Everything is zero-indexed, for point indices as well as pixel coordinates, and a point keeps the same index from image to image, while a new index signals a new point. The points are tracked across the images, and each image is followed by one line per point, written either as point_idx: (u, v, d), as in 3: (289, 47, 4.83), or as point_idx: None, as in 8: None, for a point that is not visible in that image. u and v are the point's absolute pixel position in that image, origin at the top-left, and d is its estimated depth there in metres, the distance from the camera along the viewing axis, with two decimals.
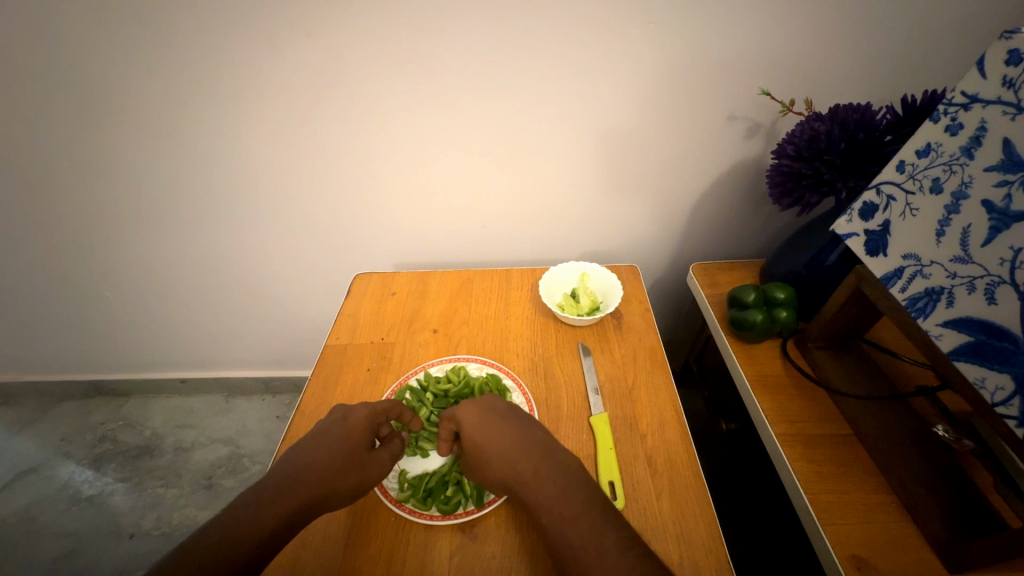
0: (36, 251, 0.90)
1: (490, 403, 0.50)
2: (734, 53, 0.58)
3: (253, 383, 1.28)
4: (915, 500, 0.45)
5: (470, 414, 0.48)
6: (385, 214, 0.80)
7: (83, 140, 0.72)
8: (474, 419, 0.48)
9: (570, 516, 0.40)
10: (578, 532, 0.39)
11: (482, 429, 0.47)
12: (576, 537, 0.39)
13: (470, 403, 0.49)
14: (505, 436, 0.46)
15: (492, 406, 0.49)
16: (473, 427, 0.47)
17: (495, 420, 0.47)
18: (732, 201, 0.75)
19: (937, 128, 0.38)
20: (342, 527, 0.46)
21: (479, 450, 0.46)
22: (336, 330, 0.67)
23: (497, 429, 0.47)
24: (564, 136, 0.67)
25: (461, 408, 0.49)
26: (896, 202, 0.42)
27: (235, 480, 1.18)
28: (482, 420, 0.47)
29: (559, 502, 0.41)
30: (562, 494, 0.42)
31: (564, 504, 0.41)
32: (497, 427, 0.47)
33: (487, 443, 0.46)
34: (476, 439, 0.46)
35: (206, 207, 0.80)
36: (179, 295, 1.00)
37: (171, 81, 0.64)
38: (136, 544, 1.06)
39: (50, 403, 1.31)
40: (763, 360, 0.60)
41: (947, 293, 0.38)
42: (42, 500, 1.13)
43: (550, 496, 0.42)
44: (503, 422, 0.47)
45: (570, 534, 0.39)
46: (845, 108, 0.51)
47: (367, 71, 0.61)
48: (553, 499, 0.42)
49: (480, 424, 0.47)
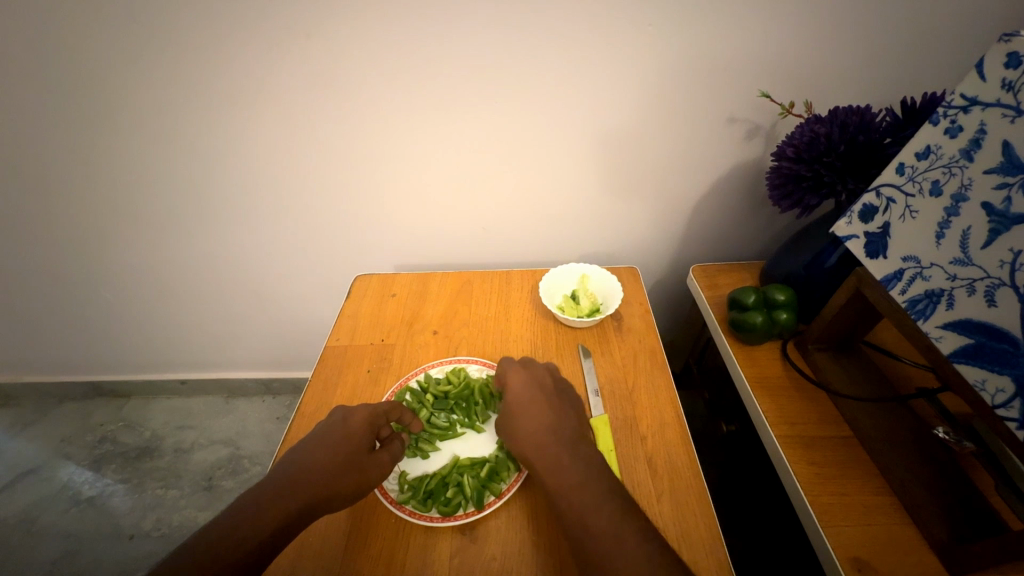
0: (36, 252, 0.90)
1: (538, 380, 0.52)
2: (734, 55, 0.58)
3: (252, 385, 1.28)
4: (916, 502, 0.45)
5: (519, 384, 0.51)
6: (385, 216, 0.80)
7: (84, 142, 0.72)
8: (520, 384, 0.51)
9: (587, 505, 0.40)
10: (596, 521, 0.39)
11: (524, 395, 0.50)
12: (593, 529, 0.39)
13: (523, 367, 0.53)
14: (541, 405, 0.49)
15: (541, 377, 0.53)
16: (519, 396, 0.50)
17: (539, 391, 0.50)
18: (732, 203, 0.75)
19: (936, 131, 0.38)
20: (342, 529, 0.46)
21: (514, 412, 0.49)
22: (336, 332, 0.67)
23: (535, 405, 0.49)
24: (564, 138, 0.67)
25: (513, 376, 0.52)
26: (896, 204, 0.42)
27: (235, 481, 1.18)
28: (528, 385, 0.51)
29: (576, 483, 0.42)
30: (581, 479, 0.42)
31: (582, 489, 0.41)
32: (537, 396, 0.50)
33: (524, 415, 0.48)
34: (518, 401, 0.50)
35: (206, 208, 0.80)
36: (179, 296, 1.00)
37: (171, 82, 0.64)
38: (135, 545, 1.06)
39: (50, 404, 1.31)
40: (763, 362, 0.60)
41: (947, 295, 0.38)
42: (42, 501, 1.13)
43: (571, 476, 0.42)
44: (544, 394, 0.50)
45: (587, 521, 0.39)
46: (845, 110, 0.51)
47: (367, 73, 0.61)
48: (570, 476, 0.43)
49: (525, 389, 0.51)
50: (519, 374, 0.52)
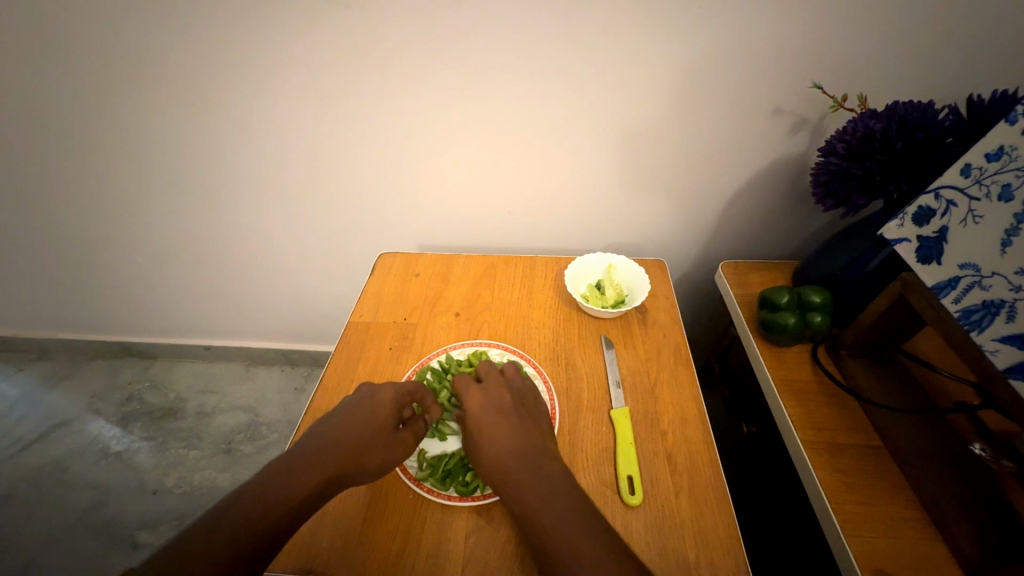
0: (72, 214, 0.93)
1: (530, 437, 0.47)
2: (788, 44, 0.55)
3: (273, 354, 1.31)
4: (945, 518, 0.43)
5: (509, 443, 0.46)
6: (412, 194, 0.79)
7: (120, 107, 0.73)
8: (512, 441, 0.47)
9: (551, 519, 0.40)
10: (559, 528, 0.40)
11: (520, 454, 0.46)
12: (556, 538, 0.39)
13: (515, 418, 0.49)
14: (506, 402, 0.50)
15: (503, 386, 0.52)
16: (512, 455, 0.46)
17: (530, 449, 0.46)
18: (769, 199, 0.72)
19: (1013, 130, 0.35)
20: (361, 501, 0.47)
21: (472, 431, 0.49)
22: (359, 308, 0.67)
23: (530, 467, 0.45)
24: (600, 123, 0.65)
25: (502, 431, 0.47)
26: (957, 208, 0.40)
27: (253, 447, 1.22)
28: (487, 398, 0.50)
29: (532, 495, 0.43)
30: (546, 492, 0.43)
31: (541, 496, 0.42)
32: (494, 397, 0.50)
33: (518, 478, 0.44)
34: (477, 414, 0.49)
35: (236, 178, 0.81)
36: (207, 264, 1.02)
37: (207, 49, 0.64)
38: (159, 500, 1.11)
39: (82, 360, 1.37)
40: (792, 365, 0.59)
41: (1008, 307, 0.37)
42: (72, 452, 1.19)
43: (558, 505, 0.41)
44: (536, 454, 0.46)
45: (546, 532, 0.40)
46: (905, 107, 0.48)
47: (403, 48, 0.60)
48: (521, 490, 0.43)
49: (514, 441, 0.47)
50: (476, 385, 0.52)
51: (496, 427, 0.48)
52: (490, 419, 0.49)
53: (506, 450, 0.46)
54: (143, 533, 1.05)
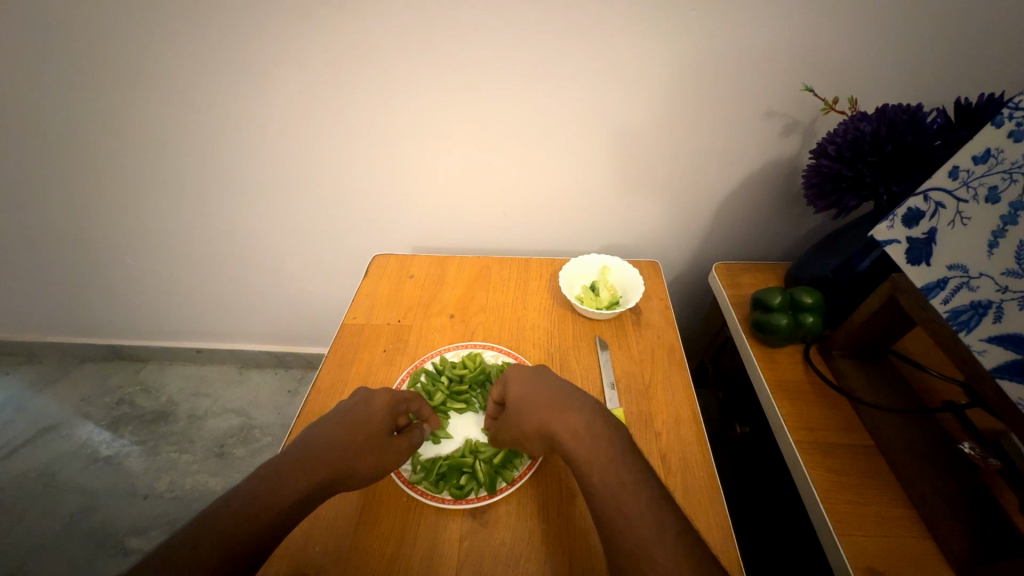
0: (60, 215, 0.91)
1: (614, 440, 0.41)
2: (781, 46, 0.55)
3: (266, 357, 1.30)
4: (936, 516, 0.44)
5: (597, 449, 0.40)
6: (406, 197, 0.79)
7: (109, 107, 0.71)
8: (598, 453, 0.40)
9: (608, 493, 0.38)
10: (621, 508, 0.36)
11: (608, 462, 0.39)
12: (619, 519, 0.36)
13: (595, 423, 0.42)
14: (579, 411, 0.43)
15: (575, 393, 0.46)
16: (600, 466, 0.39)
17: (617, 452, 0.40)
18: (761, 201, 0.73)
19: (998, 133, 0.36)
20: (355, 505, 0.47)
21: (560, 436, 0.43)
22: (352, 310, 0.67)
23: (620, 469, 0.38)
24: (594, 125, 0.65)
25: (587, 442, 0.41)
26: (945, 210, 0.40)
27: (246, 450, 1.21)
28: (566, 406, 0.44)
29: (599, 469, 0.39)
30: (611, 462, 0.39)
31: (605, 470, 0.39)
32: (572, 397, 0.45)
33: (609, 485, 0.38)
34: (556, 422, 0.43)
35: (228, 178, 0.80)
36: (198, 267, 1.01)
37: (195, 47, 0.63)
38: (150, 505, 1.09)
39: (71, 363, 1.35)
40: (785, 365, 0.59)
41: (996, 307, 0.37)
42: (61, 457, 1.17)
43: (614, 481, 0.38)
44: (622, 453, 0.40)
45: (615, 514, 0.36)
46: (894, 109, 0.49)
47: (397, 50, 0.60)
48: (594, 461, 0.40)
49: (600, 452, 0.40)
50: (553, 394, 0.45)
51: (567, 399, 0.45)
52: (571, 431, 0.42)
53: (593, 459, 0.40)
54: (134, 538, 1.04)
